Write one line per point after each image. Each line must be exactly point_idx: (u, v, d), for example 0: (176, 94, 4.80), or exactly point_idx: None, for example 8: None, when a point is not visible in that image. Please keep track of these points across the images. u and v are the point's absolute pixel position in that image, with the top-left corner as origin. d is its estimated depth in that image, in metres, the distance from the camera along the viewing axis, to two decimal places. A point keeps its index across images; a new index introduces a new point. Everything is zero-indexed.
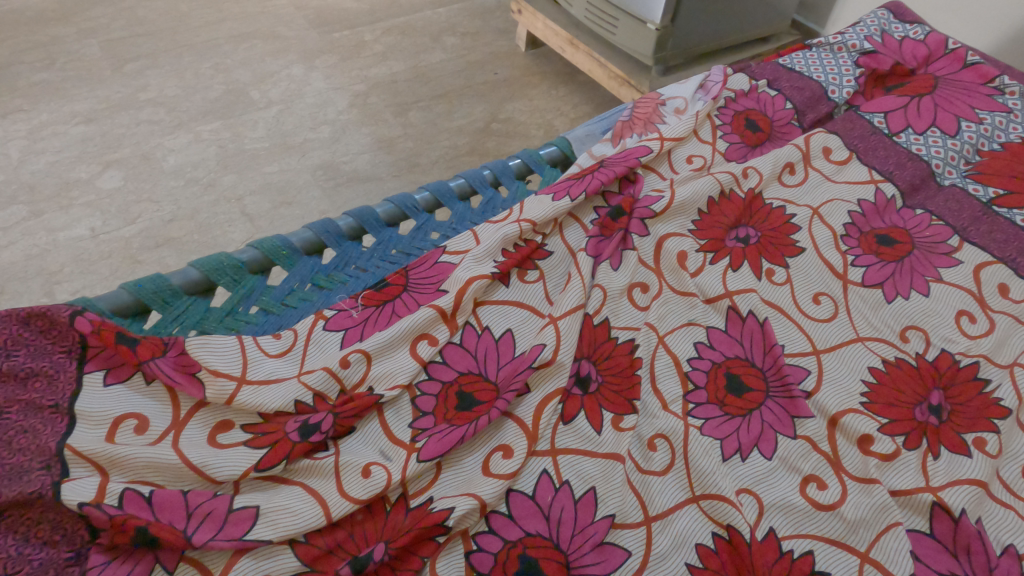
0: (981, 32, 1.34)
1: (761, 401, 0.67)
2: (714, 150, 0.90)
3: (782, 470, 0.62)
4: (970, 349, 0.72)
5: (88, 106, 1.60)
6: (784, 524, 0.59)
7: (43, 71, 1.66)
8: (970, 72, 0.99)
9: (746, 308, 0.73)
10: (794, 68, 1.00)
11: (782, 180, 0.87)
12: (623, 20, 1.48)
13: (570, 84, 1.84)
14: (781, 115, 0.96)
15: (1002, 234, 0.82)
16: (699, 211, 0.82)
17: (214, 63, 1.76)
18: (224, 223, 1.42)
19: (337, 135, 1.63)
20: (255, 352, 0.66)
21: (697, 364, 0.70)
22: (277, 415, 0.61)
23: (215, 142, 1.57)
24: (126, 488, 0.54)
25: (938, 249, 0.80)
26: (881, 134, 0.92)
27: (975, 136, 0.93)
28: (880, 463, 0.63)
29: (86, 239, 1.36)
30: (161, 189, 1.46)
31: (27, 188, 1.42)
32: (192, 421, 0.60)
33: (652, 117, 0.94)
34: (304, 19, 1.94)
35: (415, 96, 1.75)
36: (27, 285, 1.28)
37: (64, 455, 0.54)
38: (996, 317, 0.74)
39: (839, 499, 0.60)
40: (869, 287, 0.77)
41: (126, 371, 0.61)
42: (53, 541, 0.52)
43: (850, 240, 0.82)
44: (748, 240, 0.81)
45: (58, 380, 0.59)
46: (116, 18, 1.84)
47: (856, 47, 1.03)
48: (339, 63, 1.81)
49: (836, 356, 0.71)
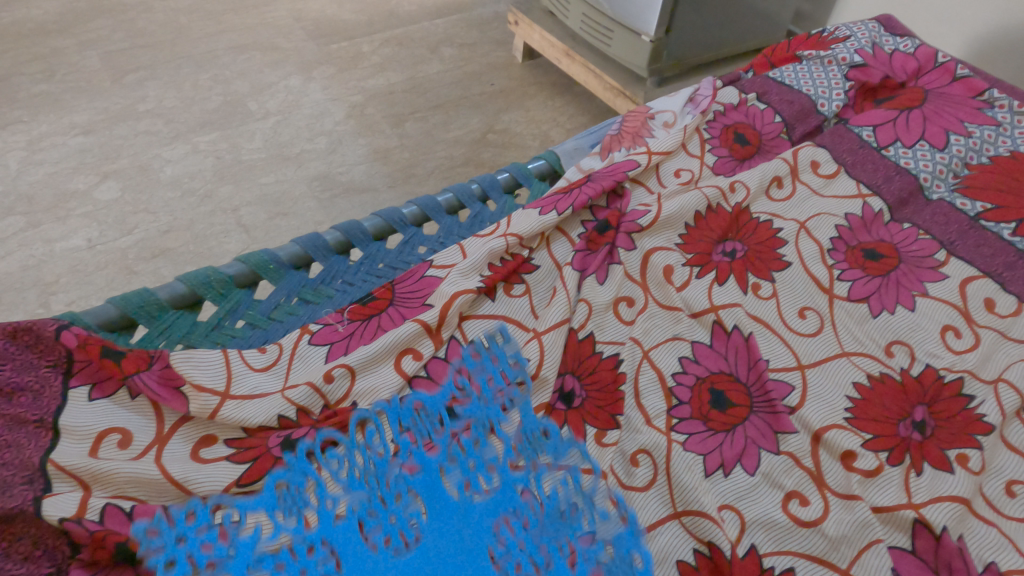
0: (995, 43, 1.29)
1: (745, 416, 0.67)
2: (702, 164, 0.90)
3: (765, 486, 0.62)
4: (954, 364, 0.72)
5: (87, 118, 1.61)
6: (766, 541, 0.59)
7: (43, 83, 1.67)
8: (960, 85, 1.00)
9: (731, 323, 0.74)
10: (784, 81, 1.00)
11: (770, 195, 0.88)
12: (618, 32, 1.49)
13: (567, 95, 1.84)
14: (770, 128, 0.96)
15: (989, 248, 0.82)
16: (686, 225, 0.83)
17: (213, 74, 1.77)
18: (220, 234, 1.42)
19: (334, 146, 1.63)
20: (240, 366, 0.66)
21: (682, 379, 0.70)
22: (260, 430, 0.62)
23: (213, 152, 1.58)
24: (107, 503, 0.55)
25: (925, 263, 0.80)
26: (870, 148, 0.92)
27: (963, 149, 0.93)
28: (862, 480, 0.63)
29: (82, 249, 1.36)
30: (158, 200, 1.47)
31: (25, 199, 1.43)
32: (175, 436, 0.61)
33: (640, 131, 0.94)
34: (303, 31, 1.95)
35: (413, 107, 1.76)
36: (23, 296, 1.29)
37: (48, 471, 0.55)
38: (982, 332, 0.74)
39: (820, 515, 0.60)
40: (854, 301, 0.77)
41: (112, 386, 0.61)
42: (34, 557, 0.52)
43: (836, 254, 0.82)
44: (735, 254, 0.81)
45: (44, 395, 0.59)
46: (117, 30, 1.86)
47: (846, 60, 1.02)
48: (336, 74, 1.82)
49: (821, 371, 0.71)
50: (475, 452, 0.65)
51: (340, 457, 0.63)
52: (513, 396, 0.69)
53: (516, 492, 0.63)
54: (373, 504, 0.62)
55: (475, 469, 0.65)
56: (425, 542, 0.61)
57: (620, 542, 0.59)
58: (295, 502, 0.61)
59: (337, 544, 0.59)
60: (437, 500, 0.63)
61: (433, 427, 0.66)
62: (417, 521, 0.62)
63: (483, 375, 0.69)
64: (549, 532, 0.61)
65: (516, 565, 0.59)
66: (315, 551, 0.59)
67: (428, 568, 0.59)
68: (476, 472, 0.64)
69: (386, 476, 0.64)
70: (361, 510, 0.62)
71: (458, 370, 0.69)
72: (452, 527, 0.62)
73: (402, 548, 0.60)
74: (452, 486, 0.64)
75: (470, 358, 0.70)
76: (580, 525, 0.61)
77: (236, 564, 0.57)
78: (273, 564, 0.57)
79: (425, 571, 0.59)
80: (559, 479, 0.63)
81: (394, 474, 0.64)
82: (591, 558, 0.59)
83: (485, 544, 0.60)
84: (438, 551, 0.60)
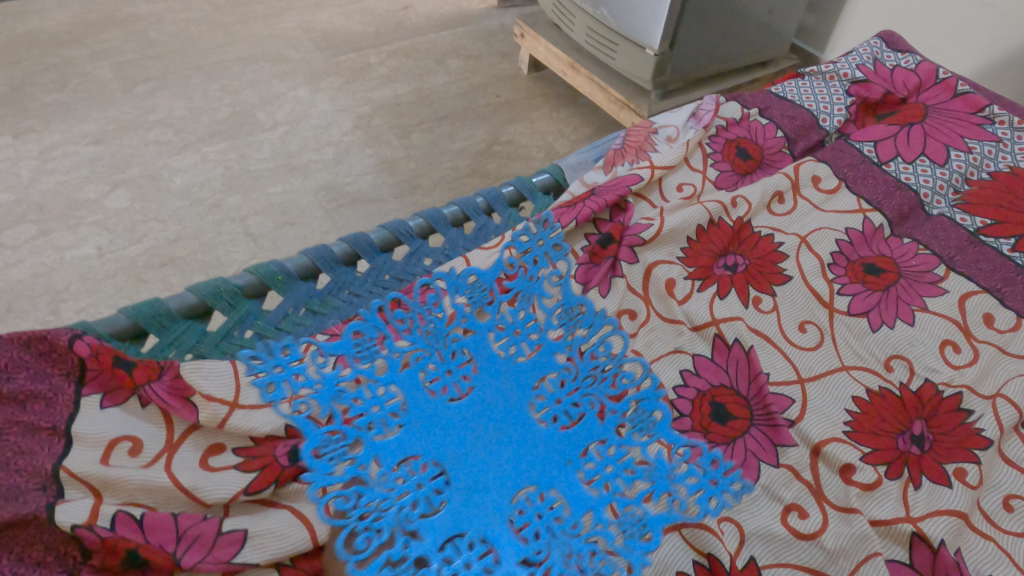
0: (994, 60, 1.30)
1: (745, 429, 0.68)
2: (704, 178, 0.92)
3: (764, 498, 0.63)
4: (953, 379, 0.72)
5: (99, 127, 1.63)
6: (765, 553, 0.60)
7: (56, 92, 1.70)
8: (961, 102, 0.99)
9: (732, 336, 0.75)
10: (785, 96, 1.01)
11: (772, 209, 0.89)
12: (623, 45, 1.50)
13: (572, 106, 1.86)
14: (772, 143, 0.97)
15: (988, 264, 0.82)
16: (688, 238, 0.84)
17: (222, 85, 1.80)
18: (228, 243, 1.44)
19: (341, 156, 1.65)
20: (248, 377, 0.67)
21: (683, 392, 0.70)
22: (268, 439, 0.64)
23: (221, 162, 1.60)
24: (118, 510, 0.55)
25: (924, 278, 0.81)
26: (870, 163, 0.93)
27: (964, 165, 0.93)
28: (861, 493, 0.64)
29: (92, 257, 1.38)
30: (167, 209, 1.49)
31: (36, 207, 1.45)
32: (184, 444, 0.62)
33: (644, 144, 0.96)
34: (311, 42, 1.98)
35: (419, 118, 1.77)
36: (33, 303, 1.30)
37: (60, 476, 0.56)
38: (981, 347, 0.75)
39: (820, 528, 0.61)
40: (854, 315, 0.78)
41: (123, 394, 0.63)
42: (47, 562, 0.53)
43: (837, 268, 0.83)
44: (736, 268, 0.82)
45: (57, 402, 0.61)
46: (128, 40, 1.88)
47: (847, 75, 1.03)
48: (344, 85, 1.85)
49: (820, 385, 0.72)
50: (522, 320, 0.67)
51: (407, 314, 0.65)
52: (553, 276, 0.72)
53: (559, 355, 0.65)
54: (433, 358, 0.63)
55: (520, 333, 0.67)
56: (478, 390, 0.62)
57: (648, 400, 0.62)
58: (367, 350, 0.62)
59: (401, 384, 0.61)
60: (487, 356, 0.65)
61: (485, 296, 0.68)
62: (469, 371, 0.63)
63: (528, 257, 0.73)
64: (586, 387, 0.63)
65: (555, 415, 0.62)
66: (384, 390, 0.60)
67: (483, 411, 0.61)
68: (522, 336, 0.67)
69: (443, 334, 0.65)
70: (424, 360, 0.63)
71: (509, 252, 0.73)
72: (499, 381, 0.63)
73: (456, 396, 0.62)
74: (500, 348, 0.66)
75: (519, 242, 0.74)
76: (611, 386, 0.63)
77: (320, 395, 0.58)
78: (350, 397, 0.58)
79: (479, 416, 0.61)
80: (596, 345, 0.66)
81: (451, 335, 0.65)
82: (623, 411, 0.62)
83: (529, 396, 0.63)
84: (492, 396, 0.62)
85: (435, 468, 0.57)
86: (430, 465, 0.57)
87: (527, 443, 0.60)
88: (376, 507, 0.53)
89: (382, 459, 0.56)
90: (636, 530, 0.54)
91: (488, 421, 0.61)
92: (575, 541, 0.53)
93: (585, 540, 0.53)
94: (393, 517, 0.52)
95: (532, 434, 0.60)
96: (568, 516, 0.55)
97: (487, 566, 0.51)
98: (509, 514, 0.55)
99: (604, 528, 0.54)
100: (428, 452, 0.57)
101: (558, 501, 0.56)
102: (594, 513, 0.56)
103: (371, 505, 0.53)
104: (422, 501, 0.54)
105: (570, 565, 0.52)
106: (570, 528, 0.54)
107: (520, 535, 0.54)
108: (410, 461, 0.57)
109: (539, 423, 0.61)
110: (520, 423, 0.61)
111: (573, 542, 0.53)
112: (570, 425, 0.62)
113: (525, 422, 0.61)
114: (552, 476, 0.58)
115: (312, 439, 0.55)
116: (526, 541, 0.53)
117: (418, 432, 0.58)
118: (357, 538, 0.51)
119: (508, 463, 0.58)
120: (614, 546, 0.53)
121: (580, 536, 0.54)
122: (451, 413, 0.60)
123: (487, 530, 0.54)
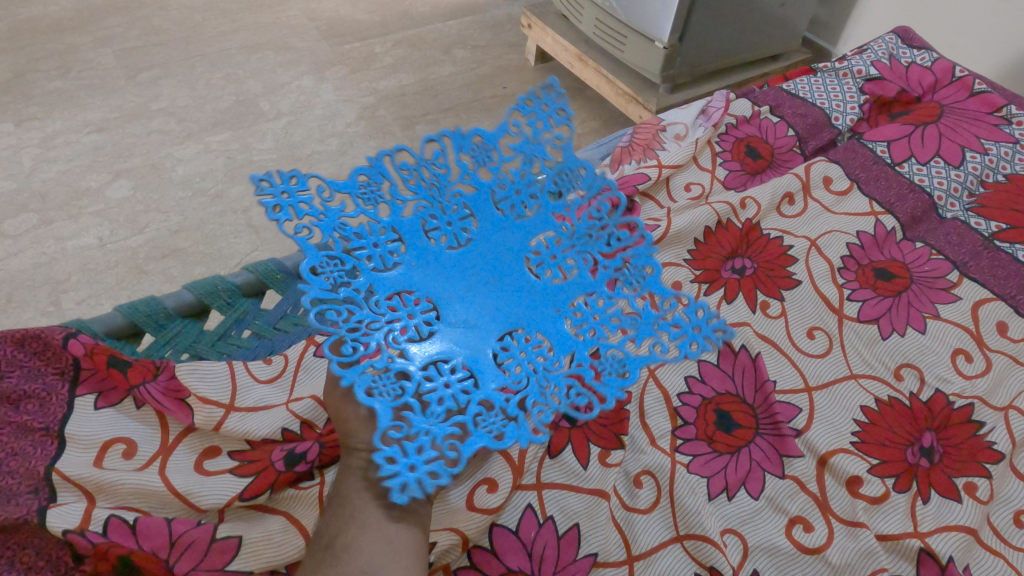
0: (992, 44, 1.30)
1: (750, 439, 0.66)
2: (713, 178, 0.90)
3: (769, 510, 0.62)
4: (964, 390, 0.71)
5: (101, 115, 1.62)
6: (768, 567, 0.59)
7: (58, 79, 1.68)
8: (977, 101, 0.96)
9: (739, 342, 0.73)
10: (797, 93, 0.98)
11: (781, 211, 0.87)
12: (631, 38, 1.48)
13: (579, 98, 1.83)
14: (783, 142, 0.94)
15: (1002, 270, 0.80)
16: (695, 241, 0.83)
17: (226, 74, 1.78)
18: (230, 235, 1.43)
19: (345, 148, 1.63)
20: (246, 378, 0.67)
21: (687, 400, 0.69)
22: (263, 442, 0.63)
23: (224, 152, 1.59)
24: (111, 515, 0.54)
25: (936, 284, 0.79)
26: (883, 164, 0.90)
27: (979, 167, 0.90)
28: (867, 507, 0.63)
29: (94, 248, 1.37)
30: (169, 199, 1.47)
31: (38, 196, 1.44)
32: (179, 447, 0.61)
33: (651, 143, 0.92)
34: (316, 30, 1.95)
35: (424, 109, 1.75)
36: (34, 294, 1.30)
37: (52, 479, 0.55)
38: (993, 356, 0.74)
39: (825, 542, 0.60)
40: (864, 322, 0.76)
41: (117, 395, 0.62)
42: (38, 566, 0.53)
43: (847, 273, 0.81)
44: (744, 271, 0.81)
45: (50, 403, 0.60)
46: (132, 27, 1.86)
47: (861, 73, 1.00)
48: (348, 75, 1.82)
49: (827, 394, 0.71)
50: (524, 181, 0.67)
51: (411, 165, 0.66)
52: (558, 139, 0.63)
53: (556, 215, 0.66)
54: (434, 210, 0.66)
55: (522, 194, 0.67)
56: (475, 244, 0.65)
57: (640, 255, 0.62)
58: (371, 194, 0.65)
59: (402, 229, 0.65)
60: (487, 218, 0.67)
61: (489, 157, 0.66)
62: (469, 228, 0.66)
63: (534, 121, 0.64)
64: (580, 245, 0.65)
65: (549, 270, 0.64)
66: (386, 232, 0.64)
67: (477, 260, 0.64)
68: (523, 196, 0.67)
69: (445, 188, 0.66)
70: (426, 211, 0.66)
71: (514, 114, 0.64)
72: (498, 234, 0.66)
73: (455, 245, 0.66)
74: (501, 206, 0.67)
75: (524, 103, 0.64)
76: (605, 244, 0.64)
77: (322, 224, 0.63)
78: (351, 233, 0.63)
79: (475, 264, 0.64)
80: (593, 208, 0.64)
81: (453, 190, 0.67)
82: (615, 267, 0.63)
83: (527, 251, 0.65)
84: (488, 249, 0.65)
85: (428, 303, 0.61)
86: (424, 300, 0.61)
87: (518, 289, 0.63)
88: (367, 326, 0.57)
89: (378, 288, 0.61)
90: (616, 370, 0.57)
91: (482, 267, 0.64)
92: (553, 375, 0.56)
93: (563, 374, 0.57)
94: (381, 336, 0.57)
95: (525, 284, 0.63)
96: (550, 355, 0.58)
97: (465, 388, 0.55)
98: (493, 350, 0.58)
99: (583, 367, 0.57)
100: (423, 290, 0.61)
101: (542, 341, 0.59)
102: (576, 354, 0.59)
103: (361, 323, 0.57)
104: (412, 328, 0.59)
105: (544, 395, 0.55)
106: (551, 365, 0.58)
107: (502, 367, 0.57)
108: (404, 294, 0.61)
109: (533, 276, 0.64)
110: (510, 271, 0.64)
111: (552, 376, 0.56)
112: (563, 278, 0.64)
113: (520, 273, 0.64)
114: (538, 321, 0.61)
115: (312, 257, 0.59)
116: (506, 373, 0.56)
117: (414, 271, 0.63)
118: (346, 343, 0.55)
119: (501, 305, 0.62)
120: (590, 381, 0.56)
121: (558, 372, 0.57)
122: (444, 257, 0.64)
123: (473, 358, 0.57)
